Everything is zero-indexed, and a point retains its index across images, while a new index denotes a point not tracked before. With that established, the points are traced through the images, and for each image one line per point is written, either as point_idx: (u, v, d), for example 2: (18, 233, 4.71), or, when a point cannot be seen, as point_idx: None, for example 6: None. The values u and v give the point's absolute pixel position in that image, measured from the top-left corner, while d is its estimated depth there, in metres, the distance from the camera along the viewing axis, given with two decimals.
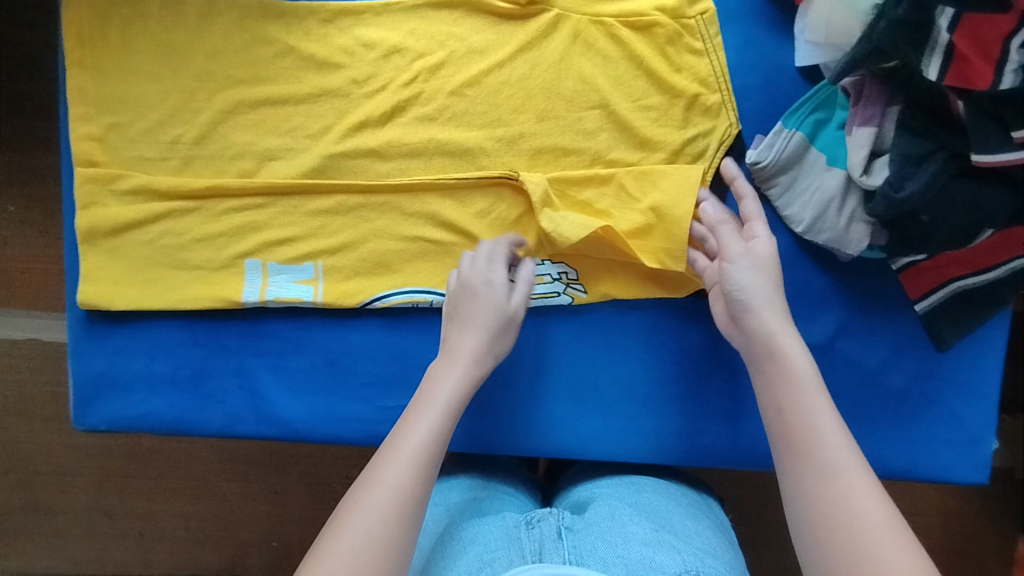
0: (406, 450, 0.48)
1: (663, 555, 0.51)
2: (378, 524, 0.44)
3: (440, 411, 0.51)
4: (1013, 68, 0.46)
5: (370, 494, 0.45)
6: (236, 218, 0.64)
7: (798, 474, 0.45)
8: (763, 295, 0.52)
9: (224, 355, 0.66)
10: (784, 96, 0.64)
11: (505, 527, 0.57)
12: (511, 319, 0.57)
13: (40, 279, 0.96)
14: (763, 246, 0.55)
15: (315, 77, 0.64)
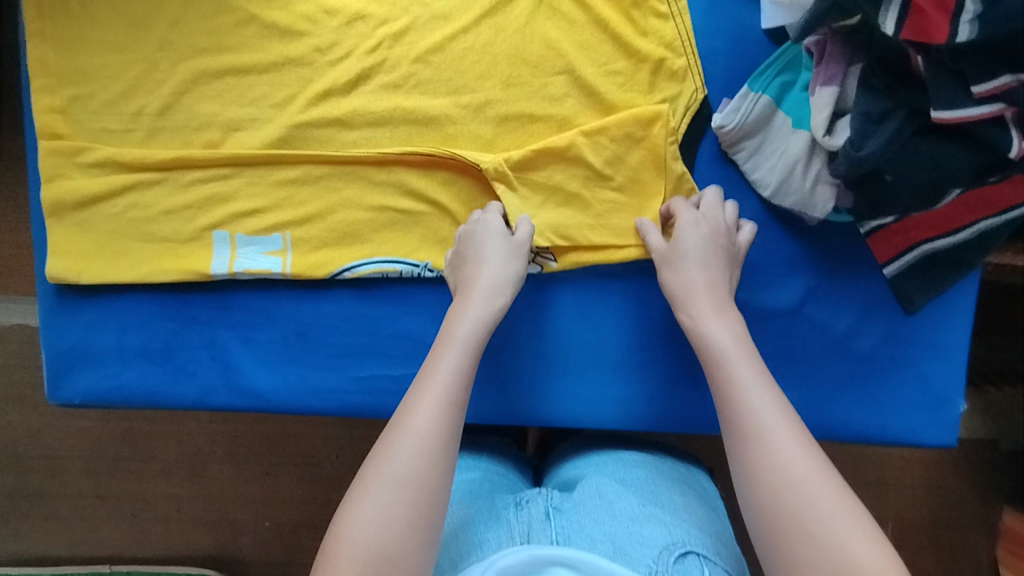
0: (431, 394, 0.50)
1: (649, 529, 0.53)
2: (407, 469, 0.46)
3: (462, 349, 0.53)
4: (969, 19, 0.45)
5: (399, 440, 0.48)
6: (202, 190, 0.64)
7: (739, 443, 0.47)
8: (690, 282, 0.57)
9: (195, 327, 0.67)
10: (750, 59, 0.64)
11: (495, 508, 0.58)
12: (522, 249, 0.59)
13: (21, 261, 0.96)
14: (689, 236, 0.58)
15: (278, 45, 0.63)
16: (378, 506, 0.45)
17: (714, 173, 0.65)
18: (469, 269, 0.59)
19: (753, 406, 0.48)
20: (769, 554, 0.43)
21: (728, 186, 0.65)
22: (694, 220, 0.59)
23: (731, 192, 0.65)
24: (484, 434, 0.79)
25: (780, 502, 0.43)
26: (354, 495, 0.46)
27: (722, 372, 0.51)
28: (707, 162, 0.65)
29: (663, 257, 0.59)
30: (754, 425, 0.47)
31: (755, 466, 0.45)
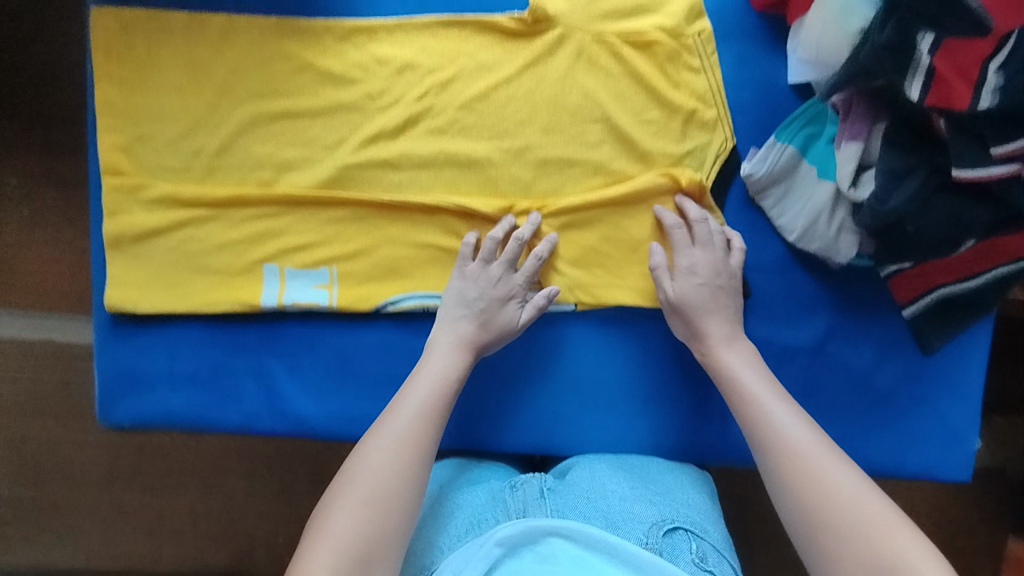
0: (407, 410, 0.58)
1: (640, 507, 0.60)
2: (390, 468, 0.54)
3: (440, 382, 0.61)
4: (991, 90, 0.48)
5: (378, 442, 0.56)
6: (256, 225, 0.68)
7: (766, 469, 0.56)
8: (694, 331, 0.64)
9: (243, 354, 0.70)
10: (776, 111, 0.67)
11: (492, 490, 0.64)
12: (497, 331, 0.64)
13: (68, 278, 1.00)
14: (695, 293, 0.64)
15: (331, 92, 0.67)
16: (355, 497, 0.52)
17: (741, 218, 0.69)
18: (482, 334, 0.64)
19: (798, 442, 0.55)
20: (813, 561, 0.50)
21: (755, 230, 0.69)
22: (693, 282, 0.64)
23: (757, 235, 0.69)
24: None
25: (813, 510, 0.51)
26: (334, 495, 0.53)
27: (748, 410, 0.59)
28: (736, 206, 0.69)
29: (674, 306, 0.65)
30: (800, 463, 0.54)
31: (788, 485, 0.53)
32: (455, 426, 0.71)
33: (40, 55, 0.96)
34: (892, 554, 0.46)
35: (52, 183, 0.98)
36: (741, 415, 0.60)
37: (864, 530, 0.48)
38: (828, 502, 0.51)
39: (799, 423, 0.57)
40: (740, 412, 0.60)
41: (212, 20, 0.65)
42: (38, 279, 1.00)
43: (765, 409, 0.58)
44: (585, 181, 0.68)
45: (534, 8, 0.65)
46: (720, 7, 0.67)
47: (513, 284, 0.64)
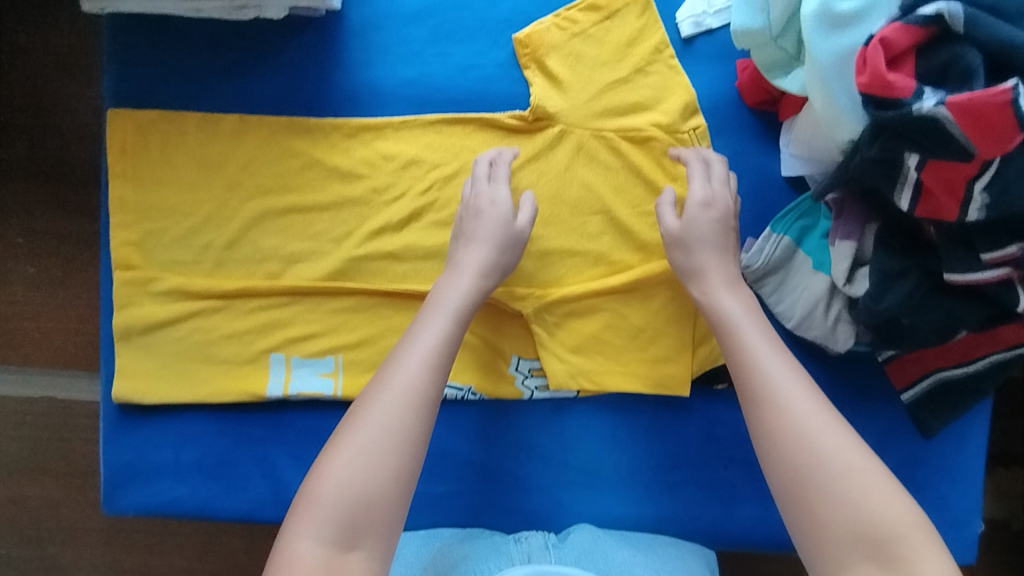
0: (416, 350, 0.57)
1: (641, 567, 0.63)
2: (397, 421, 0.53)
3: (449, 316, 0.59)
4: (977, 207, 0.49)
5: (383, 392, 0.54)
6: (263, 316, 0.69)
7: (755, 407, 0.54)
8: (695, 265, 0.62)
9: (248, 444, 0.70)
10: (771, 202, 0.69)
11: (495, 541, 0.67)
12: (501, 233, 0.63)
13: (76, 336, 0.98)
14: (700, 193, 0.63)
15: (339, 187, 0.69)
16: (355, 451, 0.51)
17: None
18: (472, 229, 0.64)
19: (808, 416, 0.52)
20: (795, 516, 0.50)
21: None
22: (703, 215, 0.63)
23: None
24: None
25: (808, 467, 0.50)
26: (339, 443, 0.52)
27: (754, 374, 0.55)
28: None
29: (674, 238, 0.63)
30: (807, 439, 0.51)
31: (779, 440, 0.52)
32: (460, 510, 0.72)
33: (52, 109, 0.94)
34: (882, 522, 0.47)
35: (59, 237, 0.96)
36: (733, 352, 0.58)
37: (861, 495, 0.48)
38: (823, 461, 0.50)
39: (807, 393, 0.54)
40: (735, 350, 0.58)
41: (224, 119, 0.68)
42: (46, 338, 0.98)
43: (760, 361, 0.56)
44: (586, 271, 0.69)
45: (534, 107, 0.67)
46: (715, 103, 0.69)
47: (502, 200, 0.64)
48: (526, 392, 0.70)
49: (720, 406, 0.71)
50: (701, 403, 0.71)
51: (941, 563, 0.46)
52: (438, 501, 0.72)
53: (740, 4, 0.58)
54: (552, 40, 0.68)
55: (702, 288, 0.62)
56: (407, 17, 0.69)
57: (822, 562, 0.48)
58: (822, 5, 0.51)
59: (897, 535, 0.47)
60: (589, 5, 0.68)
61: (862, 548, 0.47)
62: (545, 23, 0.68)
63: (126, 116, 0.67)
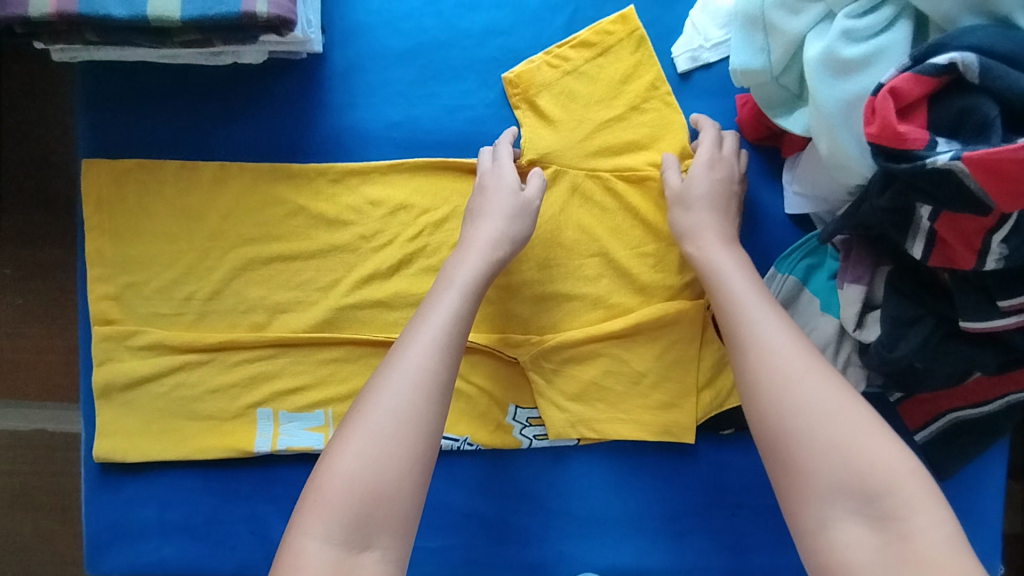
0: (426, 328, 0.53)
1: None
2: (403, 401, 0.49)
3: (460, 291, 0.56)
4: (995, 258, 0.47)
5: (394, 375, 0.50)
6: (248, 369, 0.66)
7: (742, 356, 0.51)
8: (694, 220, 0.61)
9: (236, 501, 0.67)
10: (774, 241, 0.66)
11: None
12: (507, 208, 0.61)
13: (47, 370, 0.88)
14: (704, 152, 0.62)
15: (325, 234, 0.66)
16: (367, 439, 0.47)
17: None
18: (478, 203, 0.62)
19: (800, 374, 0.48)
20: (775, 468, 0.47)
21: None
22: (703, 174, 0.62)
23: None
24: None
25: (791, 413, 0.46)
26: (348, 426, 0.48)
27: (748, 337, 0.52)
28: None
29: (675, 194, 0.62)
30: (795, 398, 0.47)
31: (761, 382, 0.49)
32: (457, 565, 0.69)
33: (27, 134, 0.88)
34: (871, 475, 0.43)
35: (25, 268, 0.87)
36: (722, 302, 0.56)
37: (849, 443, 0.44)
38: (803, 398, 0.47)
39: (799, 351, 0.50)
40: (727, 301, 0.55)
41: (204, 166, 0.65)
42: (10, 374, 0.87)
43: (748, 310, 0.54)
44: (584, 315, 0.66)
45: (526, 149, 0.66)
46: None
47: (506, 169, 0.63)
48: (524, 443, 0.67)
49: (726, 451, 0.68)
50: (706, 448, 0.68)
51: (938, 525, 0.42)
52: (435, 558, 0.68)
53: (740, 41, 0.56)
54: (543, 78, 0.66)
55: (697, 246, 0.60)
56: (392, 57, 0.67)
57: (805, 520, 0.44)
58: (827, 49, 0.49)
59: (889, 489, 0.43)
60: (581, 41, 0.66)
61: (851, 504, 0.43)
62: (536, 62, 0.66)
63: (101, 165, 0.65)
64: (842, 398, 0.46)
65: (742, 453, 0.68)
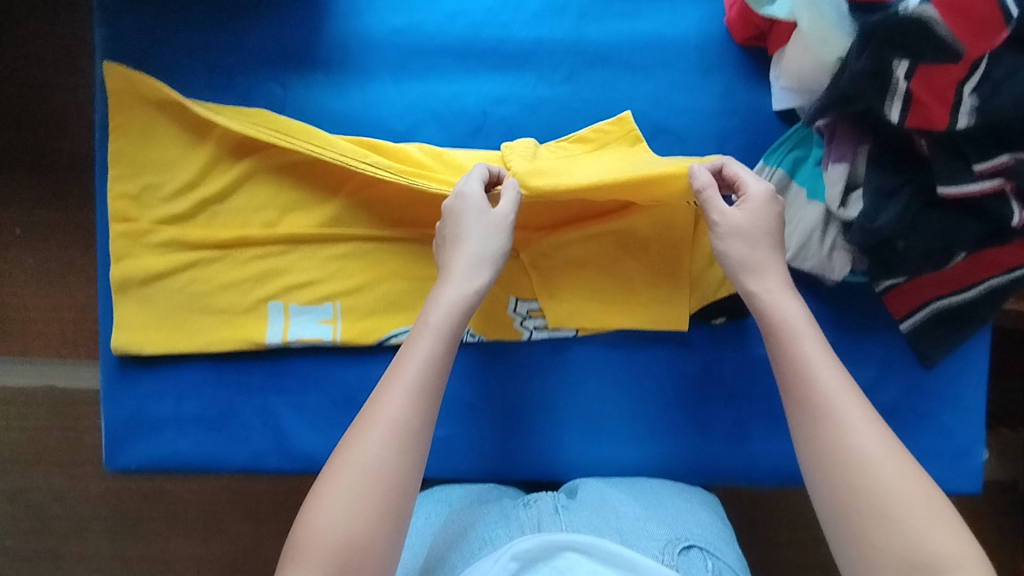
0: (400, 383, 0.53)
1: (655, 526, 0.60)
2: (376, 459, 0.50)
3: (433, 334, 0.56)
4: (967, 111, 0.50)
5: (368, 432, 0.51)
6: (259, 265, 0.69)
7: (810, 429, 0.51)
8: (755, 259, 0.58)
9: (248, 394, 0.70)
10: (764, 136, 0.69)
11: (502, 506, 0.64)
12: (487, 235, 0.59)
13: (58, 327, 1.00)
14: (757, 190, 0.60)
15: (332, 135, 0.69)
16: (359, 503, 0.49)
17: None
18: (452, 238, 0.60)
19: (860, 443, 0.49)
20: (840, 547, 0.48)
21: None
22: (756, 214, 0.59)
23: None
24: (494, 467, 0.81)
25: (855, 495, 0.48)
26: (322, 485, 0.50)
27: (813, 407, 0.52)
28: None
29: (731, 228, 0.59)
30: (854, 476, 0.48)
31: (823, 464, 0.50)
32: (463, 456, 0.71)
33: (51, 104, 0.99)
34: (937, 555, 0.45)
35: (52, 228, 0.99)
36: (787, 366, 0.54)
37: (916, 527, 0.46)
38: (867, 479, 0.48)
39: (867, 425, 0.50)
40: (790, 360, 0.54)
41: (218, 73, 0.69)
42: (35, 330, 1.01)
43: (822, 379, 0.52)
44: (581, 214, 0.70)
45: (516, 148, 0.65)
46: (703, 41, 0.69)
47: (473, 194, 0.60)
48: (524, 333, 0.70)
49: (718, 341, 0.71)
50: (700, 338, 0.71)
51: None
52: (441, 447, 0.71)
53: None
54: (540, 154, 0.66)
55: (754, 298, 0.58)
56: None
57: None
58: None
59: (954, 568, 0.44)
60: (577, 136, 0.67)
61: None
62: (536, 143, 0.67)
63: (118, 74, 0.67)
64: (905, 474, 0.48)
65: (734, 344, 0.71)
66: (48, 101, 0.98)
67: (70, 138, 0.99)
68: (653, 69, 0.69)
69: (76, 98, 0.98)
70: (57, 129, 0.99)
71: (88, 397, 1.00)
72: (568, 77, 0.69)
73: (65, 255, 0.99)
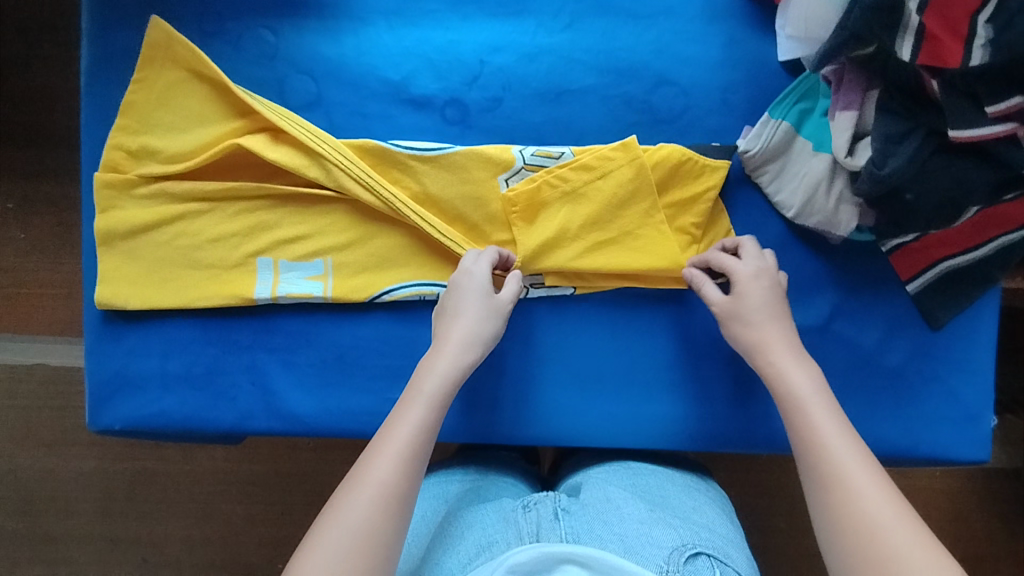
0: (392, 444, 0.52)
1: (659, 531, 0.56)
2: (364, 521, 0.48)
3: (428, 402, 0.55)
4: (981, 43, 0.48)
5: (355, 492, 0.49)
6: (248, 218, 0.67)
7: (821, 496, 0.50)
8: (756, 341, 0.59)
9: (237, 351, 0.68)
10: (768, 89, 0.67)
11: (503, 510, 0.61)
12: (486, 312, 0.60)
13: (50, 302, 0.99)
14: (741, 270, 0.60)
15: (325, 85, 0.68)
16: (345, 563, 0.46)
17: (738, 195, 0.68)
18: (451, 311, 0.60)
19: (868, 506, 0.47)
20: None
21: (754, 208, 0.68)
22: (747, 293, 0.60)
23: (756, 214, 0.68)
24: (491, 449, 0.79)
25: (865, 561, 0.45)
26: (307, 545, 0.47)
27: (820, 473, 0.50)
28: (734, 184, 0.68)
29: (726, 313, 0.60)
30: (864, 541, 0.46)
31: (837, 531, 0.47)
32: (456, 419, 0.69)
33: (39, 75, 0.97)
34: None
35: (38, 201, 0.97)
36: (796, 434, 0.53)
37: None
38: (875, 546, 0.45)
39: (875, 491, 0.48)
40: (800, 431, 0.53)
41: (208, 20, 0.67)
42: (24, 305, 0.99)
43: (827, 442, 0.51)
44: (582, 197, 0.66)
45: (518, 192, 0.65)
46: None
47: (475, 271, 0.61)
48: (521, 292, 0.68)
49: None
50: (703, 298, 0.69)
51: None
52: None
53: None
54: (542, 198, 0.65)
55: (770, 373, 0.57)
56: None
57: None
58: None
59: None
60: (581, 163, 0.65)
61: None
62: (536, 179, 0.65)
63: (163, 30, 0.65)
64: (914, 540, 0.45)
65: None
66: (36, 72, 0.97)
67: (59, 110, 0.97)
68: (656, 18, 0.68)
69: (64, 69, 0.97)
70: (46, 104, 0.97)
71: (75, 375, 0.98)
72: (568, 25, 0.68)
73: (52, 229, 0.97)
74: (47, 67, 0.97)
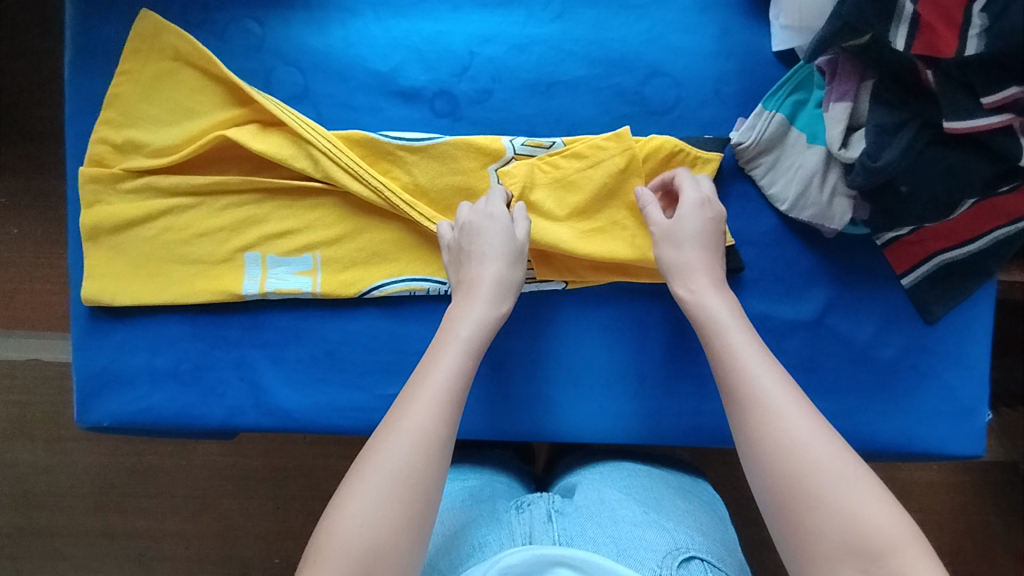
0: (429, 390, 0.51)
1: (653, 534, 0.56)
2: (404, 463, 0.47)
3: (462, 348, 0.54)
4: (976, 32, 0.47)
5: (395, 436, 0.48)
6: (236, 213, 0.66)
7: (742, 417, 0.49)
8: (688, 261, 0.59)
9: (225, 347, 0.67)
10: (762, 80, 0.66)
11: (498, 511, 0.61)
12: (506, 253, 0.59)
13: (40, 298, 0.98)
14: (689, 194, 0.61)
15: (313, 77, 0.67)
16: (373, 502, 0.45)
17: (731, 189, 0.68)
18: (472, 254, 0.60)
19: (789, 423, 0.47)
20: (784, 538, 0.45)
21: (747, 202, 0.68)
22: (686, 213, 0.60)
23: (749, 207, 0.68)
24: (485, 448, 0.79)
25: (790, 474, 0.45)
26: (346, 489, 0.46)
27: (747, 394, 0.50)
28: (727, 177, 0.68)
29: (664, 233, 0.60)
30: (789, 460, 0.45)
31: (758, 451, 0.47)
32: None
33: (25, 70, 0.96)
34: (877, 534, 0.41)
35: (28, 197, 0.96)
36: (719, 359, 0.53)
37: (847, 502, 0.43)
38: (800, 461, 0.45)
39: (795, 406, 0.48)
40: (726, 360, 0.53)
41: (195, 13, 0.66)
42: (14, 302, 0.98)
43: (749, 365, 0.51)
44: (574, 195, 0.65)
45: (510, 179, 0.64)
46: None
47: (490, 211, 0.61)
48: None
49: None
50: None
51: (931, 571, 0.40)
52: None
53: None
54: (532, 190, 0.64)
55: (691, 296, 0.58)
56: None
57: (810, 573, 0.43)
58: None
59: (893, 546, 0.41)
60: (573, 152, 0.64)
61: (852, 557, 0.41)
62: (529, 164, 0.64)
63: (151, 21, 0.64)
64: (837, 453, 0.45)
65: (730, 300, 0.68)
66: (23, 65, 0.95)
67: (48, 104, 0.96)
68: (647, 7, 0.67)
69: (53, 63, 0.96)
70: (33, 100, 0.96)
71: (66, 370, 0.97)
72: (559, 15, 0.67)
73: (40, 224, 0.96)
74: (34, 61, 0.96)
